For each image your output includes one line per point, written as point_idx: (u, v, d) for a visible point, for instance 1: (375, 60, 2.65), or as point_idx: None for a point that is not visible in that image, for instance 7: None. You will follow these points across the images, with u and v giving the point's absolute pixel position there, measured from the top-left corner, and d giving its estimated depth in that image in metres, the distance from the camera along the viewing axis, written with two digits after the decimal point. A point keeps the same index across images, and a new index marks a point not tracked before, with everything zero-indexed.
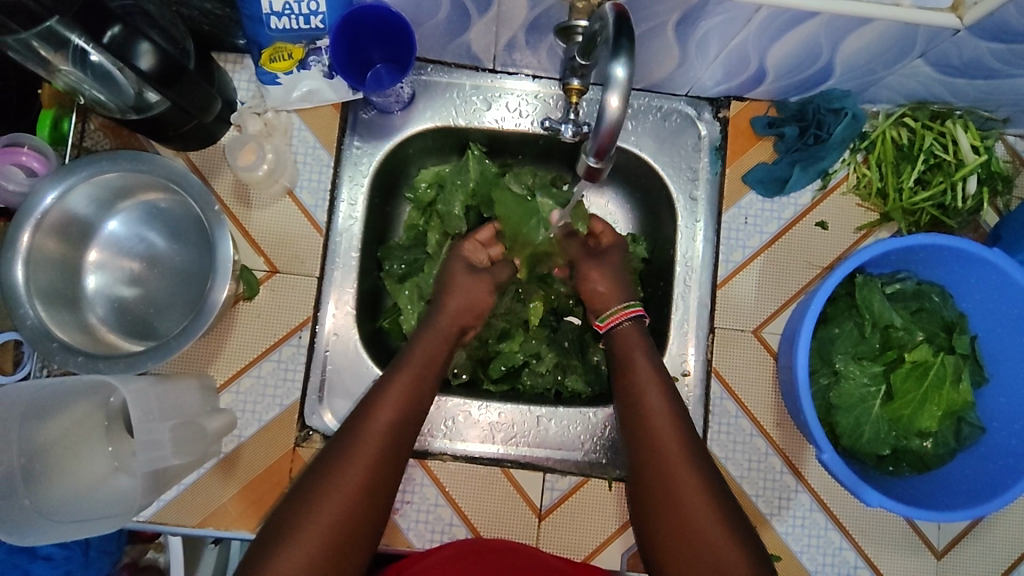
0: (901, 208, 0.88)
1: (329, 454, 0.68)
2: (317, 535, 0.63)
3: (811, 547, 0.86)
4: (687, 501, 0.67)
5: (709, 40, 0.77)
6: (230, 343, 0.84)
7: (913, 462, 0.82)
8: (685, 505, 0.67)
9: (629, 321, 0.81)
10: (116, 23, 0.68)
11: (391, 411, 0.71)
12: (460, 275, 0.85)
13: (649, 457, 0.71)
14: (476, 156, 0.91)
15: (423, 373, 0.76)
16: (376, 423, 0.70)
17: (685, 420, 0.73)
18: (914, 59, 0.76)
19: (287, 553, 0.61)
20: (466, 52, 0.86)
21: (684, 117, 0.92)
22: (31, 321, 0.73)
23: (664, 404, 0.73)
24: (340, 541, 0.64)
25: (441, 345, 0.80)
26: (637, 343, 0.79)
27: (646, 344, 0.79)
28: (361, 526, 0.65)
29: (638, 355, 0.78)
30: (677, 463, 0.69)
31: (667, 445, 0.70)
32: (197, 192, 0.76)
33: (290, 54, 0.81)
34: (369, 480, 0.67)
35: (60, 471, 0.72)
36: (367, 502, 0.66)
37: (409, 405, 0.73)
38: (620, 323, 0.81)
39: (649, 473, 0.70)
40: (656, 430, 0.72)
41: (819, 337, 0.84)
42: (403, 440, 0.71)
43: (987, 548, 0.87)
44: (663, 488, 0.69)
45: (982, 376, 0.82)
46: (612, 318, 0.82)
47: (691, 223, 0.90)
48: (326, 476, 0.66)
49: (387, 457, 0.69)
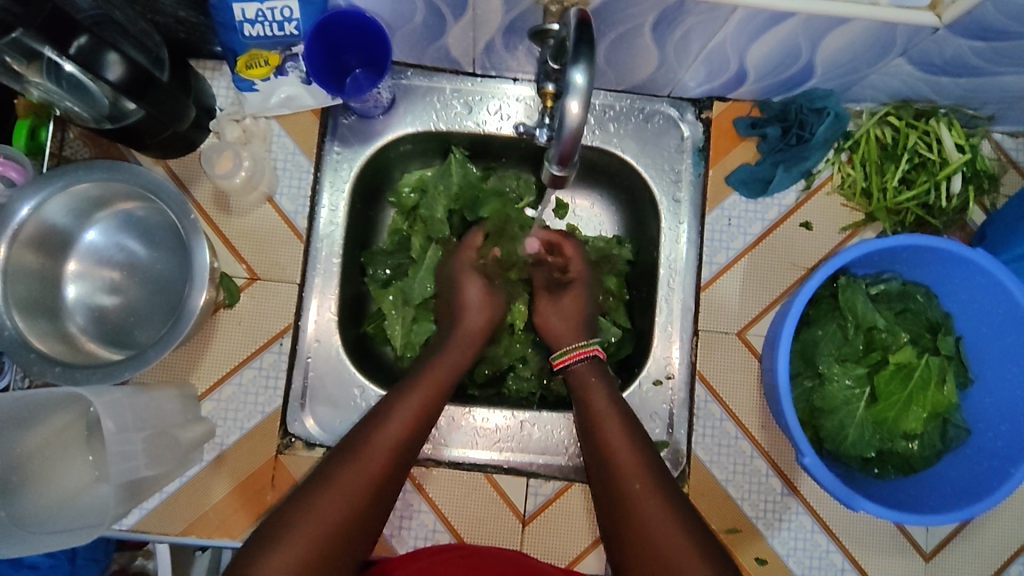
0: (885, 208, 0.87)
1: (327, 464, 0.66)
2: (303, 538, 0.59)
3: (797, 550, 0.85)
4: (655, 514, 0.65)
5: (688, 40, 0.76)
6: (211, 351, 0.84)
7: (899, 464, 0.82)
8: (653, 517, 0.65)
9: (584, 359, 0.81)
10: (83, 34, 0.68)
11: (400, 426, 0.70)
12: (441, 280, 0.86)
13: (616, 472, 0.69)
14: (458, 160, 0.91)
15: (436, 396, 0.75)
16: (383, 437, 0.68)
17: (645, 444, 0.72)
18: (896, 57, 0.76)
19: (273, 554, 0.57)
20: (445, 55, 0.85)
21: (666, 118, 0.91)
22: (8, 331, 0.73)
23: (623, 429, 0.73)
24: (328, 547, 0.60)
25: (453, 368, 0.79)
26: (595, 380, 0.79)
27: (602, 380, 0.79)
28: (353, 537, 0.62)
29: (597, 391, 0.78)
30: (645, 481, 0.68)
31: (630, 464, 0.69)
32: (172, 199, 0.76)
33: (266, 61, 0.82)
34: (367, 490, 0.64)
35: (38, 480, 0.72)
36: (361, 511, 0.63)
37: (418, 422, 0.71)
38: (575, 362, 0.81)
39: (616, 492, 0.68)
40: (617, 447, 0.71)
41: (802, 340, 0.83)
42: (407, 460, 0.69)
43: (976, 549, 0.86)
44: (632, 505, 0.66)
45: (967, 377, 0.81)
46: (569, 357, 0.81)
47: (675, 224, 0.90)
48: (322, 481, 0.63)
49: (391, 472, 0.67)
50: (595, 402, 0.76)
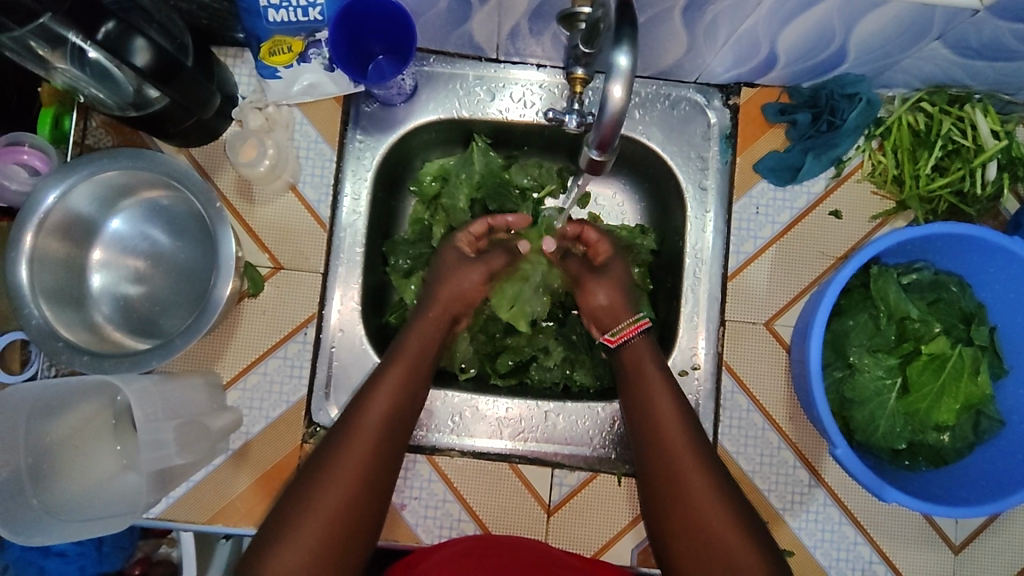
0: (918, 195, 0.86)
1: (315, 463, 0.67)
2: (315, 529, 0.62)
3: (825, 542, 0.84)
4: (708, 512, 0.67)
5: (719, 25, 0.74)
6: (236, 340, 0.84)
7: (930, 456, 0.80)
8: (709, 522, 0.66)
9: (637, 337, 0.79)
10: (110, 19, 0.67)
11: (379, 412, 0.71)
12: (456, 260, 0.85)
13: (664, 473, 0.70)
14: (481, 149, 0.90)
15: (419, 363, 0.77)
16: (372, 412, 0.70)
17: (700, 440, 0.72)
18: (932, 41, 0.74)
19: (288, 541, 0.62)
20: (469, 42, 0.84)
21: (693, 105, 0.90)
22: (37, 321, 0.73)
23: (677, 429, 0.72)
24: (340, 534, 0.64)
25: (431, 343, 0.79)
26: (648, 358, 0.78)
27: (658, 365, 0.77)
28: (361, 519, 0.65)
29: (652, 376, 0.76)
30: (698, 484, 0.68)
31: (680, 456, 0.70)
32: (198, 188, 0.76)
33: (289, 48, 0.82)
34: (359, 485, 0.66)
35: (66, 470, 0.72)
36: (359, 505, 0.65)
37: (404, 389, 0.73)
38: (630, 339, 0.80)
39: (670, 494, 0.69)
40: (671, 443, 0.71)
41: (833, 330, 0.82)
42: (398, 430, 0.71)
43: (1007, 543, 0.85)
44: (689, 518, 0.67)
45: (1002, 368, 0.79)
46: (621, 333, 0.80)
47: (701, 213, 0.88)
48: (316, 481, 0.65)
49: (384, 444, 0.69)
50: (651, 387, 0.75)
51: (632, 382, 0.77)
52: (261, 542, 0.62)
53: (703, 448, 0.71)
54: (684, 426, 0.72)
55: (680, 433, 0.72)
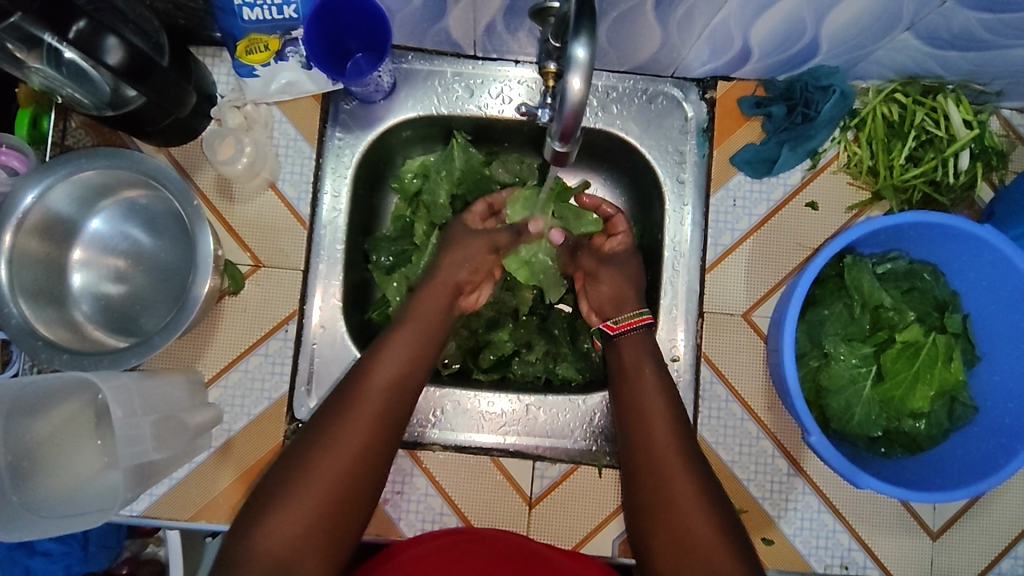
0: (892, 185, 0.87)
1: (307, 446, 0.67)
2: (301, 515, 0.63)
3: (804, 530, 0.85)
4: (686, 511, 0.69)
5: (691, 18, 0.75)
6: (217, 338, 0.84)
7: (907, 444, 0.81)
8: (688, 520, 0.68)
9: (637, 330, 0.82)
10: (82, 18, 0.68)
11: (374, 400, 0.71)
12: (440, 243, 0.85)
13: (651, 471, 0.72)
14: (460, 145, 0.90)
15: (416, 351, 0.77)
16: (367, 398, 0.71)
17: (689, 441, 0.74)
18: (902, 32, 0.75)
19: (272, 524, 0.62)
20: (446, 38, 0.85)
21: (670, 99, 0.90)
22: (17, 320, 0.73)
23: (668, 429, 0.74)
24: (325, 521, 0.64)
25: (427, 336, 0.79)
26: (647, 360, 0.80)
27: (656, 367, 0.80)
28: (348, 507, 0.66)
29: (646, 379, 0.78)
30: (683, 483, 0.70)
31: (665, 456, 0.73)
32: (176, 186, 0.76)
33: (266, 46, 0.82)
34: (350, 473, 0.67)
35: (46, 465, 0.73)
36: (346, 494, 0.66)
37: (400, 376, 0.74)
38: (630, 331, 0.82)
39: (655, 492, 0.71)
40: (659, 443, 0.73)
41: (808, 320, 0.83)
42: (394, 417, 0.72)
43: (984, 528, 0.86)
44: (670, 514, 0.69)
45: (974, 355, 0.81)
46: (623, 324, 0.83)
47: (679, 206, 0.89)
48: (305, 465, 0.66)
49: (376, 431, 0.70)
50: (646, 387, 0.78)
51: (630, 381, 0.79)
52: (245, 524, 0.63)
53: (693, 453, 0.73)
54: (675, 429, 0.75)
55: (671, 435, 0.74)
